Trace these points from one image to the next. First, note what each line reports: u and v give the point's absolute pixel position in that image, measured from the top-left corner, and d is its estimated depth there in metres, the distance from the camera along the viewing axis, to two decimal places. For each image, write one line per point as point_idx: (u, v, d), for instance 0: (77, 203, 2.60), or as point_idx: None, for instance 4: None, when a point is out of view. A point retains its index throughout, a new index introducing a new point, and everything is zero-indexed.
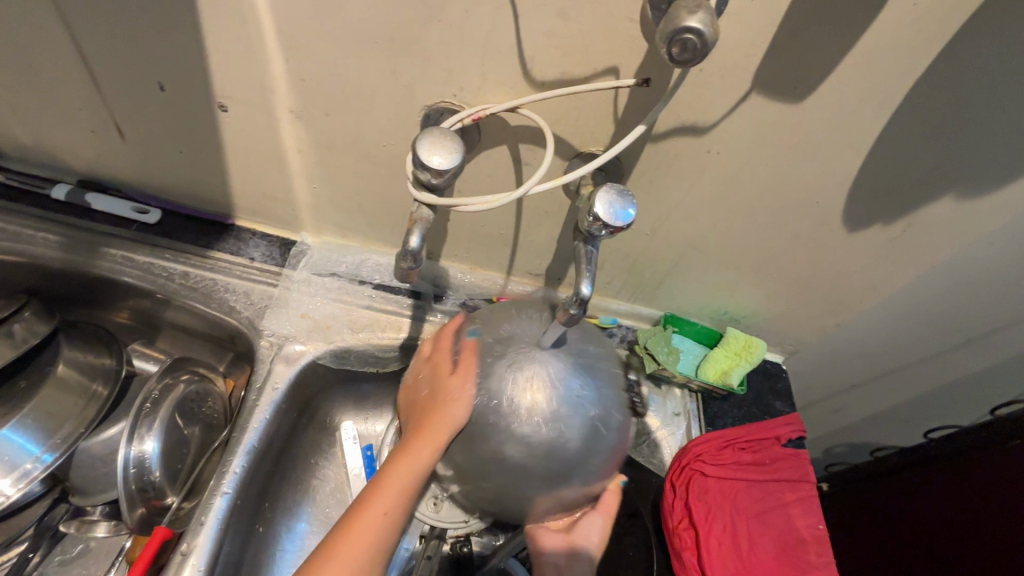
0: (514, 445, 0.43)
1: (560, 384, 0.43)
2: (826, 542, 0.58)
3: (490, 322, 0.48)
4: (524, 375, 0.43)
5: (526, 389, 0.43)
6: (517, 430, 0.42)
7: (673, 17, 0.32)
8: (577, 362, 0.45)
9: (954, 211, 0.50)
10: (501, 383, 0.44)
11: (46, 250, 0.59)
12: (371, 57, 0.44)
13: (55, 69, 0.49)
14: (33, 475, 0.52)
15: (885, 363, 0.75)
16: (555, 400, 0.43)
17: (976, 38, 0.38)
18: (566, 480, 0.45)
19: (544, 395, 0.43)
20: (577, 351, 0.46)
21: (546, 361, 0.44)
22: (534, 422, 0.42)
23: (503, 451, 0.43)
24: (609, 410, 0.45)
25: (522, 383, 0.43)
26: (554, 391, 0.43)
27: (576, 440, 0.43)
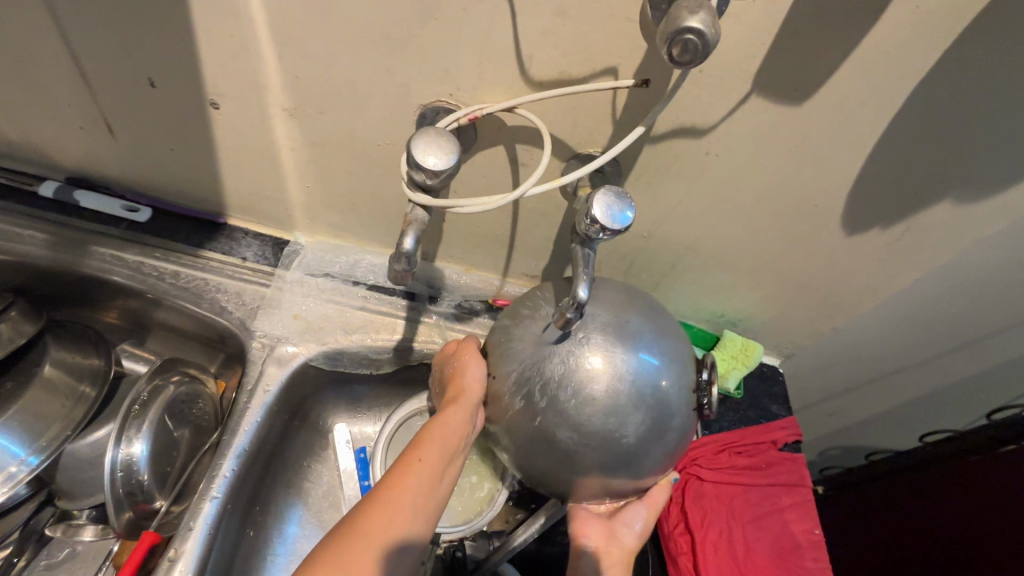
0: (572, 427, 0.42)
1: (626, 377, 0.42)
2: (822, 547, 0.57)
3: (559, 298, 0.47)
4: (594, 359, 0.42)
5: (593, 374, 0.42)
6: (576, 414, 0.42)
7: (674, 17, 0.32)
8: (654, 357, 0.43)
9: (953, 216, 0.50)
10: (569, 364, 0.42)
11: (33, 248, 0.58)
12: (366, 55, 0.43)
13: (42, 64, 0.48)
14: (18, 478, 0.51)
15: (881, 367, 0.75)
16: (622, 392, 0.42)
17: (979, 41, 0.37)
18: (618, 472, 0.44)
19: (612, 385, 0.42)
20: (654, 346, 0.44)
21: (621, 349, 0.42)
22: (594, 410, 0.41)
23: (560, 432, 0.42)
24: (674, 412, 0.43)
25: (593, 368, 0.42)
26: (622, 383, 0.42)
27: (634, 436, 0.42)
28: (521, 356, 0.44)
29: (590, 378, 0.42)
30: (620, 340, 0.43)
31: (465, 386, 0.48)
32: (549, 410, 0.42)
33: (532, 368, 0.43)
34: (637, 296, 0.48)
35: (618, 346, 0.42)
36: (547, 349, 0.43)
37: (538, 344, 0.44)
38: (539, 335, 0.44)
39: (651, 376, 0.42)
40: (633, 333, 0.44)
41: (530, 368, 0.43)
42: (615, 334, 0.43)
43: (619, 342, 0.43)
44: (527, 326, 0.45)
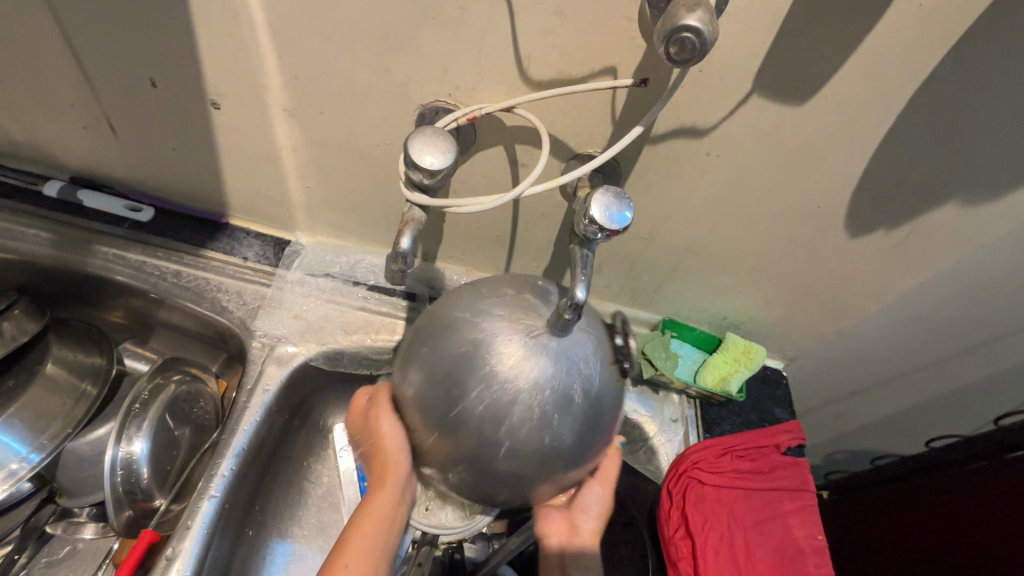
0: (509, 456, 0.39)
1: (543, 378, 0.38)
2: (824, 553, 0.56)
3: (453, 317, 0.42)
4: (506, 375, 0.38)
5: (510, 392, 0.38)
6: (507, 441, 0.39)
7: (672, 15, 0.31)
8: (568, 347, 0.40)
9: (958, 217, 0.49)
10: (484, 397, 0.38)
11: (37, 247, 0.58)
12: (365, 55, 0.43)
13: (45, 64, 0.49)
14: (20, 474, 0.51)
15: (886, 371, 0.74)
16: (546, 399, 0.38)
17: (983, 40, 0.37)
18: (562, 472, 0.42)
19: (532, 398, 0.38)
20: (564, 333, 0.40)
21: (531, 352, 0.39)
22: (522, 432, 0.38)
23: (497, 463, 0.40)
24: (600, 394, 0.40)
25: (508, 385, 0.38)
26: (542, 387, 0.38)
27: (568, 434, 0.40)
28: (433, 398, 0.41)
29: (506, 392, 0.38)
30: (527, 345, 0.39)
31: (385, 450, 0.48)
32: (480, 445, 0.39)
33: (447, 397, 0.40)
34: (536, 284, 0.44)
35: (525, 353, 0.39)
36: (458, 385, 0.39)
37: (445, 384, 0.40)
38: (445, 372, 0.40)
39: (570, 368, 0.39)
40: (539, 328, 0.40)
41: (447, 410, 0.40)
42: (524, 338, 0.39)
43: (532, 338, 0.39)
44: (429, 360, 0.41)
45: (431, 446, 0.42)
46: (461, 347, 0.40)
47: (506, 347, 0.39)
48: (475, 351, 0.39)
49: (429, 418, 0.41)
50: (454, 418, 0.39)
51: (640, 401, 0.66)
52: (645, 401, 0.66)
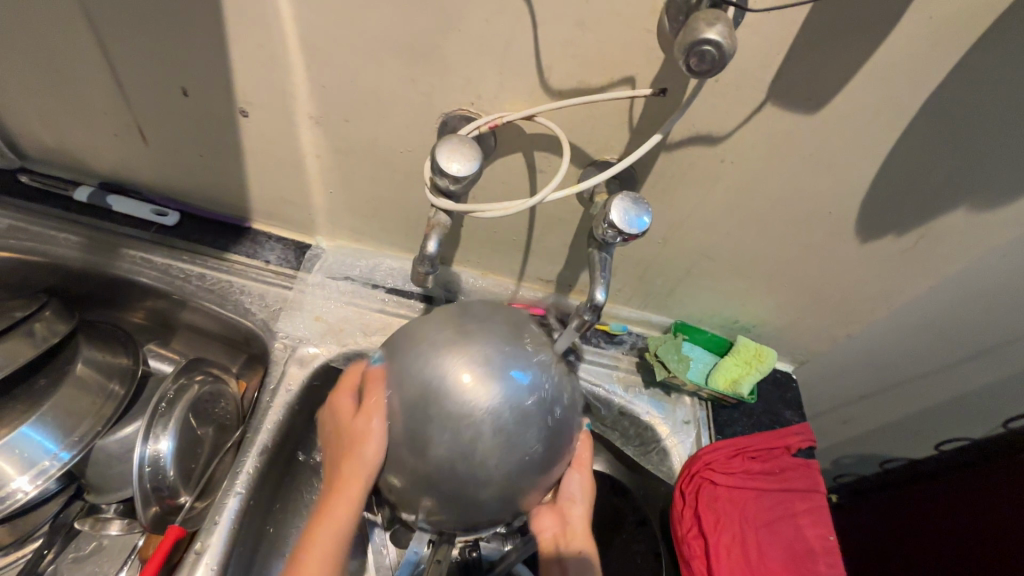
0: (490, 485, 0.42)
1: (500, 402, 0.41)
2: (835, 552, 0.57)
3: (398, 372, 0.44)
4: (461, 412, 0.41)
5: (470, 426, 0.41)
6: (482, 472, 0.42)
7: (691, 29, 0.33)
8: (512, 367, 0.43)
9: (968, 222, 0.50)
10: (449, 440, 0.41)
11: (67, 251, 0.60)
12: (391, 65, 0.44)
13: (81, 73, 0.51)
14: (50, 473, 0.53)
15: (896, 375, 0.75)
16: (504, 421, 0.42)
17: (992, 51, 0.38)
18: (547, 476, 0.45)
19: (489, 426, 0.41)
20: (501, 354, 0.43)
21: (478, 382, 0.42)
22: (491, 457, 0.42)
23: (481, 495, 0.43)
24: (554, 394, 0.44)
25: (467, 420, 0.41)
26: (503, 411, 0.41)
27: (540, 441, 0.43)
28: (399, 454, 0.43)
29: (472, 426, 0.41)
30: (472, 377, 0.42)
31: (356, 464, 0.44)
32: (461, 485, 0.42)
33: (421, 447, 0.42)
34: (468, 314, 0.46)
35: (472, 386, 0.42)
36: (421, 438, 0.42)
37: (409, 440, 0.42)
38: (406, 428, 0.43)
39: (515, 384, 0.42)
40: (479, 357, 0.43)
41: (419, 464, 0.42)
42: (468, 371, 0.42)
43: (481, 367, 0.42)
44: (385, 420, 0.44)
45: (411, 499, 0.45)
46: (411, 396, 0.43)
47: (453, 387, 0.42)
48: (429, 400, 0.42)
49: (404, 477, 0.44)
50: (427, 471, 0.42)
51: (652, 403, 0.67)
52: (656, 403, 0.67)
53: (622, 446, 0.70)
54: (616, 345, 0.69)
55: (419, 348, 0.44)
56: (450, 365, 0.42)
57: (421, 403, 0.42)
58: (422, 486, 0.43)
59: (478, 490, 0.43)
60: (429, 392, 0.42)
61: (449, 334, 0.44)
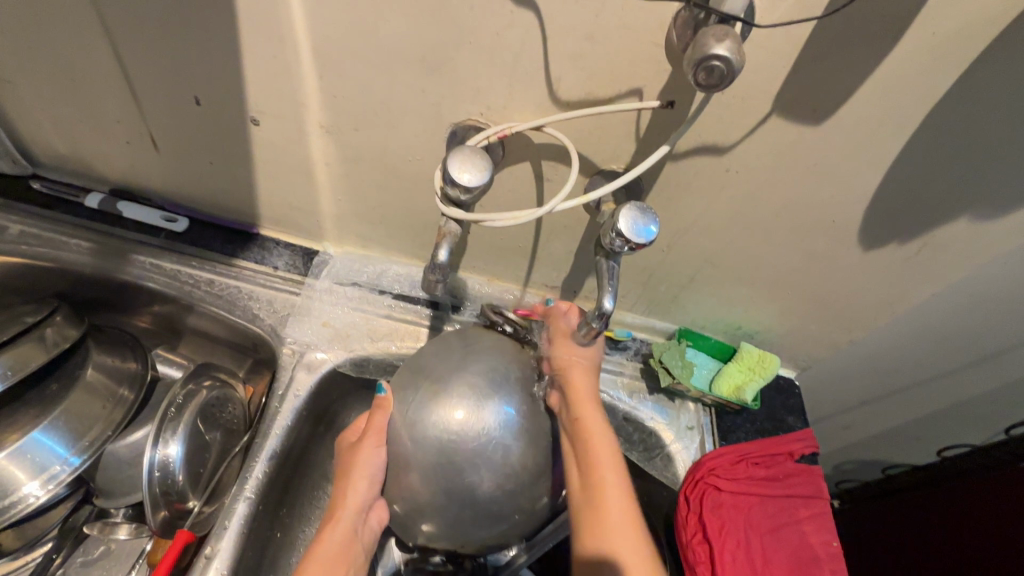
0: (537, 483, 0.49)
1: (500, 419, 0.47)
2: (840, 559, 0.58)
3: (411, 442, 0.47)
4: (479, 443, 0.46)
5: (495, 449, 0.46)
6: (526, 477, 0.48)
7: (701, 44, 0.33)
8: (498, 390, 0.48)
9: (970, 232, 0.51)
10: (485, 474, 0.46)
11: (77, 256, 0.61)
12: (403, 76, 0.45)
13: (96, 83, 0.51)
14: (61, 478, 0.53)
15: (899, 381, 0.76)
16: (516, 427, 0.48)
17: (995, 66, 0.39)
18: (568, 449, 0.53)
19: (506, 440, 0.47)
20: (477, 378, 0.48)
21: (477, 417, 0.46)
22: (525, 460, 0.48)
23: (535, 497, 0.49)
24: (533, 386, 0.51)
25: (488, 445, 0.46)
26: (508, 425, 0.47)
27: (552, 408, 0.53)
28: (448, 504, 0.47)
29: (497, 451, 0.46)
30: (466, 410, 0.47)
31: (358, 482, 0.50)
32: (514, 499, 0.48)
33: (466, 493, 0.47)
34: (430, 363, 0.50)
35: (472, 417, 0.46)
36: (461, 485, 0.46)
37: (450, 493, 0.47)
38: (443, 484, 0.47)
39: (503, 393, 0.48)
40: (466, 396, 0.47)
41: (470, 505, 0.47)
42: (464, 408, 0.46)
43: (472, 399, 0.47)
44: (417, 483, 0.48)
45: (477, 536, 0.50)
46: (433, 456, 0.46)
47: (462, 429, 0.46)
48: (448, 451, 0.46)
49: (463, 524, 0.48)
50: (479, 507, 0.47)
51: (657, 409, 0.67)
52: (661, 409, 0.67)
53: (626, 453, 0.68)
54: (621, 350, 0.70)
55: (419, 416, 0.47)
56: (444, 414, 0.46)
57: (446, 457, 0.46)
58: (490, 525, 0.49)
59: (533, 497, 0.49)
60: (441, 446, 0.46)
61: (427, 390, 0.48)
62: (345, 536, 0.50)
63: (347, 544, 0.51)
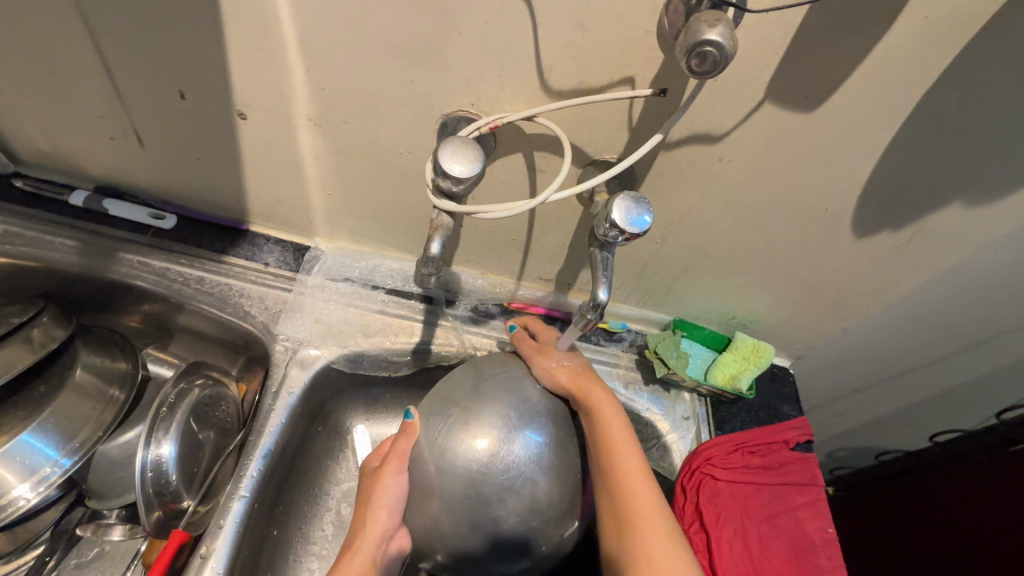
0: (562, 517, 0.48)
1: (528, 449, 0.47)
2: (835, 545, 0.58)
3: (439, 472, 0.47)
4: (506, 475, 0.46)
5: (522, 483, 0.46)
6: (553, 512, 0.48)
7: (693, 30, 0.33)
8: (524, 420, 0.48)
9: (961, 217, 0.51)
10: (516, 505, 0.46)
11: (63, 255, 0.60)
12: (391, 67, 0.44)
13: (77, 77, 0.50)
14: (51, 480, 0.53)
15: (891, 366, 0.76)
16: (544, 460, 0.48)
17: (986, 49, 0.39)
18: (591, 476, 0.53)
19: (531, 468, 0.47)
20: (504, 408, 0.49)
21: (505, 445, 0.47)
22: (552, 492, 0.48)
23: (561, 529, 0.49)
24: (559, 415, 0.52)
25: (514, 477, 0.46)
26: (538, 457, 0.48)
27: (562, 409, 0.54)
28: (471, 535, 0.47)
29: (526, 481, 0.47)
30: (493, 440, 0.47)
31: (380, 511, 0.50)
32: (538, 532, 0.48)
33: (492, 524, 0.46)
34: (455, 391, 0.50)
35: (498, 448, 0.47)
36: (486, 517, 0.46)
37: (476, 523, 0.46)
38: (468, 516, 0.46)
39: (530, 422, 0.49)
40: (494, 425, 0.47)
41: (493, 535, 0.47)
42: (488, 437, 0.47)
43: (499, 428, 0.47)
44: (440, 512, 0.47)
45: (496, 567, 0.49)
46: (461, 488, 0.46)
47: (491, 459, 0.46)
48: (475, 483, 0.46)
49: (485, 554, 0.48)
50: (503, 537, 0.47)
51: (652, 400, 0.68)
52: (656, 400, 0.68)
53: None
54: (616, 342, 0.70)
55: (445, 445, 0.47)
56: (471, 442, 0.47)
57: (477, 486, 0.46)
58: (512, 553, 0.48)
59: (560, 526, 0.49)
60: (466, 475, 0.46)
61: (454, 416, 0.48)
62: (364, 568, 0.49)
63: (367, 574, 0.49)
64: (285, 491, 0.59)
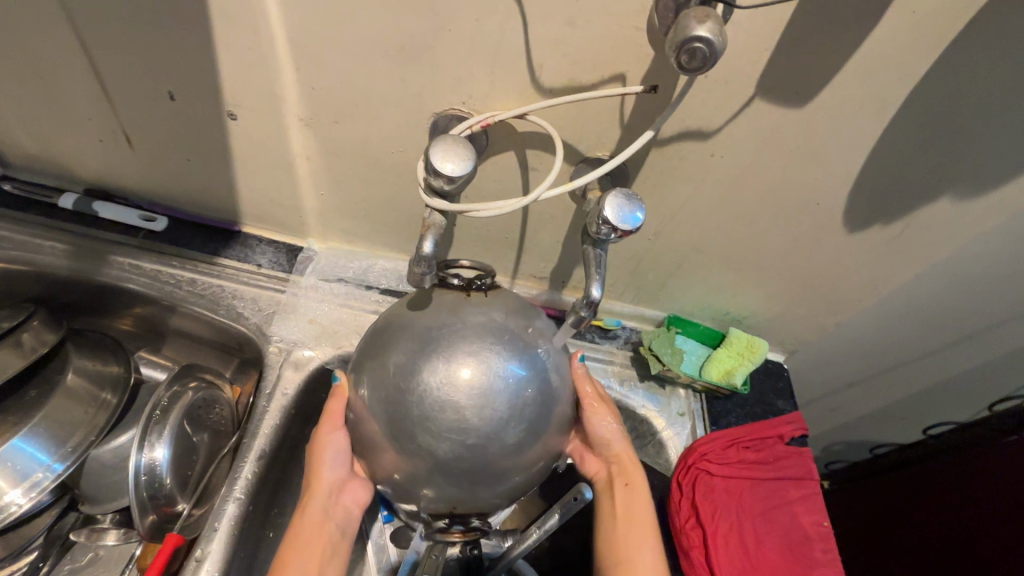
0: (503, 434, 0.42)
1: (455, 372, 0.42)
2: (830, 538, 0.59)
3: (372, 403, 0.45)
4: (431, 398, 0.42)
5: (447, 405, 0.41)
6: (491, 434, 0.42)
7: (683, 26, 0.33)
8: (452, 340, 0.43)
9: (951, 212, 0.51)
10: (447, 431, 0.41)
11: (52, 259, 0.59)
12: (382, 66, 0.44)
13: (64, 79, 0.50)
14: (43, 485, 0.52)
15: (884, 360, 0.77)
16: (475, 381, 0.42)
17: (972, 43, 0.39)
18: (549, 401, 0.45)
19: (460, 390, 0.41)
20: (474, 332, 0.43)
21: (429, 369, 0.42)
22: (483, 411, 0.41)
23: (508, 451, 0.43)
24: (505, 334, 0.44)
25: (491, 407, 0.42)
26: (468, 378, 0.42)
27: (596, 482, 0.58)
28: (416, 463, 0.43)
29: (454, 405, 0.41)
30: (468, 367, 0.42)
31: (324, 466, 0.51)
32: (518, 464, 0.44)
33: (427, 450, 0.42)
34: (395, 322, 0.46)
35: (475, 375, 0.42)
36: (419, 444, 0.42)
37: (412, 450, 0.43)
38: (404, 443, 0.43)
39: (460, 342, 0.43)
40: (421, 350, 0.43)
41: (471, 472, 0.43)
42: (413, 363, 0.43)
43: (427, 352, 0.43)
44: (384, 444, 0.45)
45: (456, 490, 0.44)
46: (391, 415, 0.43)
47: (415, 382, 0.42)
48: (401, 409, 0.42)
49: (462, 490, 0.44)
50: (480, 472, 0.43)
51: (648, 396, 0.68)
52: (652, 396, 0.68)
53: None
54: (610, 339, 0.70)
55: (377, 377, 0.45)
56: (441, 372, 0.42)
57: (403, 413, 0.42)
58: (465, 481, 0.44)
59: (507, 448, 0.43)
60: (436, 409, 0.41)
61: (421, 343, 0.43)
62: (317, 529, 0.50)
63: (322, 532, 0.50)
64: (281, 492, 0.59)
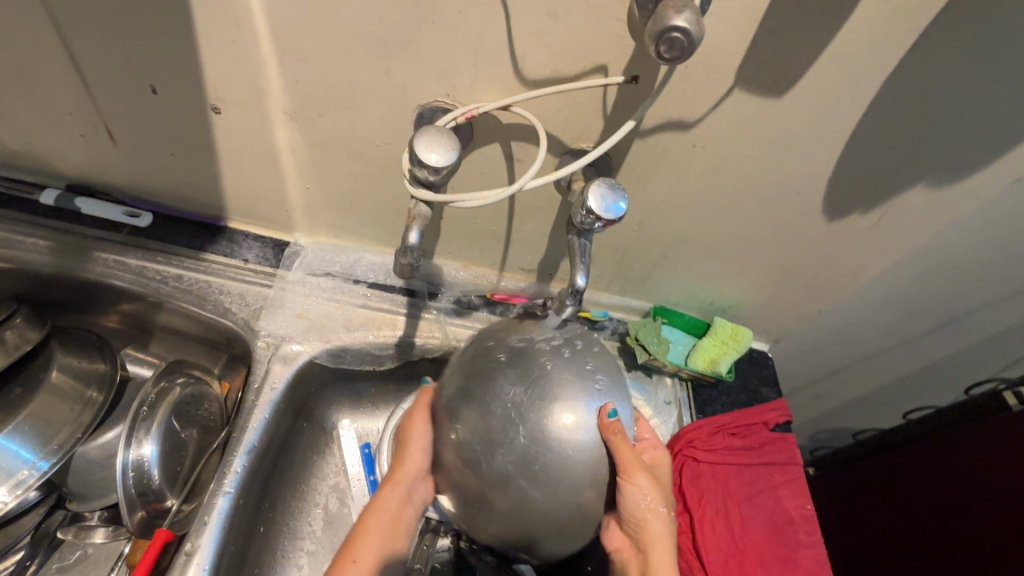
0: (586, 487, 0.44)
1: (566, 420, 0.43)
2: (813, 521, 0.60)
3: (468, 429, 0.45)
4: (538, 439, 0.43)
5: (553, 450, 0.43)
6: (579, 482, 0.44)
7: (661, 16, 0.34)
8: (564, 386, 0.44)
9: (926, 198, 0.53)
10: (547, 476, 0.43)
11: (35, 255, 0.58)
12: (366, 58, 0.44)
13: (44, 73, 0.49)
14: (29, 482, 0.51)
15: (864, 347, 0.79)
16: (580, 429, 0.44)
17: (941, 34, 0.40)
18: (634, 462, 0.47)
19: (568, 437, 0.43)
20: (575, 382, 0.45)
21: (543, 410, 0.43)
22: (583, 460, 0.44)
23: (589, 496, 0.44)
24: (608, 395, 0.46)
25: (584, 458, 0.44)
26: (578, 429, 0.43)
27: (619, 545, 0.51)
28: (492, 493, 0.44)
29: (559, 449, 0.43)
30: (570, 415, 0.44)
31: (409, 456, 0.53)
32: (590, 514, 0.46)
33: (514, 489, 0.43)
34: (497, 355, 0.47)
35: (579, 423, 0.44)
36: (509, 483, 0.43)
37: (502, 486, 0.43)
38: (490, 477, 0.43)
39: (568, 390, 0.44)
40: (534, 390, 0.44)
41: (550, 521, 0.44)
42: (520, 399, 0.44)
43: (537, 395, 0.44)
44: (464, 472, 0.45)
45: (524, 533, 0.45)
46: (492, 449, 0.43)
47: (524, 420, 0.43)
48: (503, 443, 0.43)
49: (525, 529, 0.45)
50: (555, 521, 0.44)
51: (635, 386, 0.69)
52: (639, 385, 0.69)
53: None
54: (598, 331, 0.71)
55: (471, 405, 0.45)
56: (551, 414, 0.43)
57: (502, 446, 0.43)
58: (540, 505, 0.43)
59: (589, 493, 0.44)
60: (536, 448, 0.43)
61: (528, 383, 0.44)
62: (390, 523, 0.51)
63: (392, 527, 0.51)
64: (271, 486, 0.59)
